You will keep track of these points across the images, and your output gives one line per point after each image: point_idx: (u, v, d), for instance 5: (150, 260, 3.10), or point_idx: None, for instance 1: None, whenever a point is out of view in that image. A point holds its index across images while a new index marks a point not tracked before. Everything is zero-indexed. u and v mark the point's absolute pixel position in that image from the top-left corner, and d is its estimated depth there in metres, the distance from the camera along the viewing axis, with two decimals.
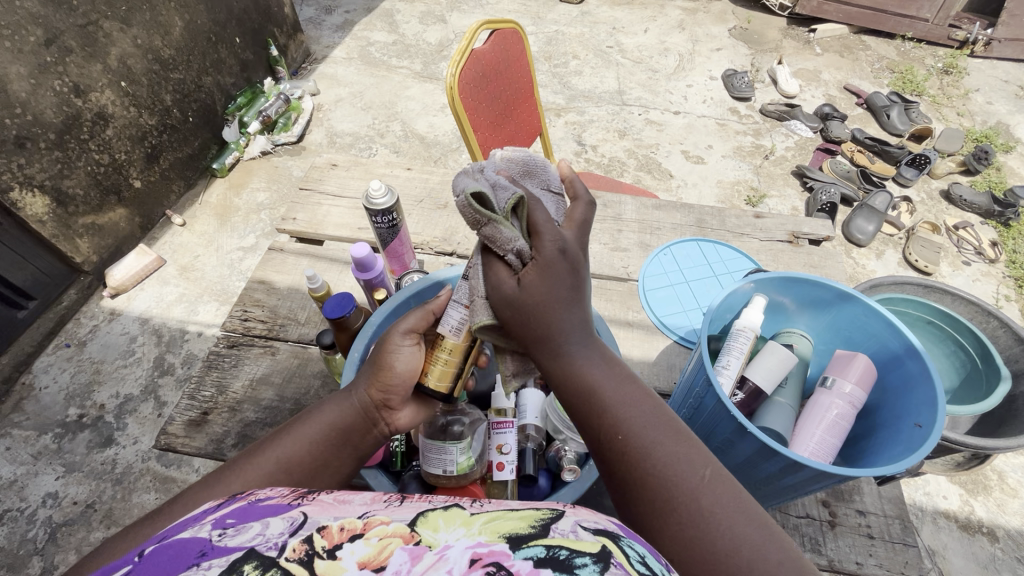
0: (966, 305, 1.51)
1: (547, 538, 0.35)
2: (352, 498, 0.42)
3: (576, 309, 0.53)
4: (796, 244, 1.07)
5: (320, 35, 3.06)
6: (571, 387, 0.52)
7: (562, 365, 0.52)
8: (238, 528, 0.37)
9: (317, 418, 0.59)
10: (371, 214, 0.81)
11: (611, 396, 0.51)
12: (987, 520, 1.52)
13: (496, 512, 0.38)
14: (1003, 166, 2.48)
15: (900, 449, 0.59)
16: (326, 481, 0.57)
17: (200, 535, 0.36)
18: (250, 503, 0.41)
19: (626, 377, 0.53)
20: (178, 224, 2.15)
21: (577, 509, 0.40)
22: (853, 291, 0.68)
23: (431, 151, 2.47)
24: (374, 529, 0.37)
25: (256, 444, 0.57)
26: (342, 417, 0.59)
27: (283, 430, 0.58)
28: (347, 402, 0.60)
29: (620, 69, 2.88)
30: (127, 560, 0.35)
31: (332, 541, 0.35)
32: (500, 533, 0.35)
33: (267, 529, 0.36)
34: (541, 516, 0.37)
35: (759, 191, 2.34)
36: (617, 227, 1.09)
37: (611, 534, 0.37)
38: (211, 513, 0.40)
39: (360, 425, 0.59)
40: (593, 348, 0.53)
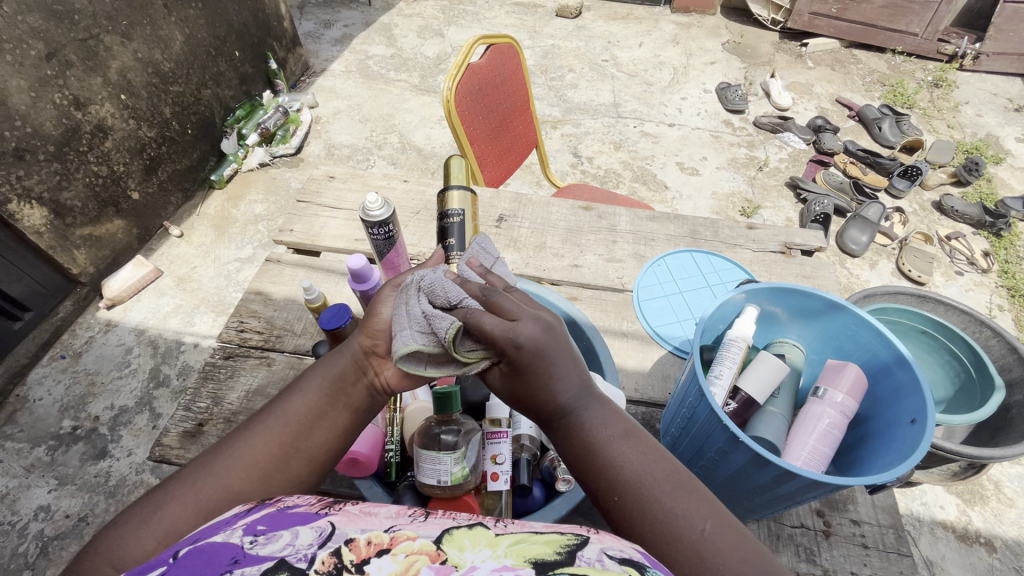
0: (960, 315, 1.52)
1: (573, 566, 0.35)
2: (379, 510, 0.43)
3: (570, 379, 0.53)
4: (788, 255, 1.08)
5: (319, 48, 3.10)
6: (569, 444, 0.54)
7: (567, 425, 0.54)
8: (269, 537, 0.37)
9: (310, 375, 0.60)
10: (368, 225, 0.82)
11: (613, 455, 0.52)
12: (984, 531, 1.52)
13: (522, 533, 0.39)
14: (994, 177, 2.51)
15: (891, 459, 0.59)
16: (327, 432, 0.58)
17: (232, 541, 0.37)
18: (280, 510, 0.42)
19: (631, 434, 0.54)
20: (175, 235, 2.15)
21: (603, 535, 0.40)
22: (843, 302, 0.69)
23: (428, 163, 2.49)
24: (401, 544, 0.37)
25: (257, 410, 0.59)
26: (332, 370, 0.60)
27: (280, 392, 0.60)
28: (336, 357, 0.61)
29: (615, 82, 2.92)
30: (162, 560, 0.36)
31: (360, 555, 0.36)
32: (525, 556, 0.36)
33: (297, 540, 0.37)
34: (566, 541, 0.38)
35: (754, 202, 2.36)
36: (612, 238, 1.10)
37: (636, 565, 0.37)
38: (242, 518, 0.41)
39: (351, 374, 0.60)
40: (602, 407, 0.55)
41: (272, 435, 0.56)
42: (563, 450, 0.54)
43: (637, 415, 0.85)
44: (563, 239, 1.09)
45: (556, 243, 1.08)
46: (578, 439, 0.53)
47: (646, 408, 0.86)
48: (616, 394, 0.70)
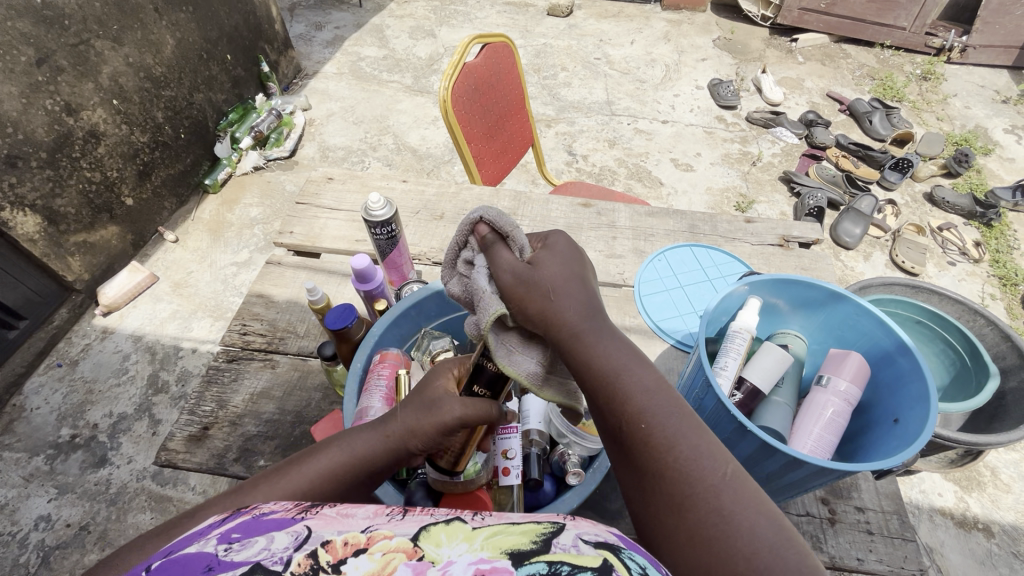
0: (954, 304, 1.54)
1: (549, 553, 0.36)
2: (356, 511, 0.42)
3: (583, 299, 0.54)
4: (787, 247, 1.09)
5: (311, 51, 3.09)
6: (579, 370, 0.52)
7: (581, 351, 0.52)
8: (244, 542, 0.38)
9: (343, 455, 0.55)
10: (370, 225, 0.82)
11: (633, 381, 0.51)
12: (982, 516, 1.54)
13: (499, 526, 0.39)
14: (983, 168, 2.54)
15: (896, 444, 0.60)
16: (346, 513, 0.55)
17: (206, 550, 0.38)
18: (255, 516, 0.42)
19: (647, 366, 0.53)
20: (170, 240, 2.14)
21: (579, 521, 0.41)
22: (844, 292, 0.70)
23: (423, 163, 2.49)
24: (378, 543, 0.38)
25: (262, 478, 0.53)
26: (364, 453, 0.55)
27: (295, 462, 0.54)
28: (373, 436, 0.56)
29: (607, 80, 2.93)
30: (136, 574, 0.37)
31: (336, 556, 0.36)
32: (502, 547, 0.36)
33: (272, 544, 0.37)
34: (542, 529, 0.39)
35: (748, 196, 2.38)
36: (612, 234, 1.10)
37: (611, 547, 0.38)
38: (217, 526, 0.41)
39: (382, 462, 0.56)
40: (612, 336, 0.53)
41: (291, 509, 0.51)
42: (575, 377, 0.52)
43: None
44: None
45: None
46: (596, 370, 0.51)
47: None
48: None
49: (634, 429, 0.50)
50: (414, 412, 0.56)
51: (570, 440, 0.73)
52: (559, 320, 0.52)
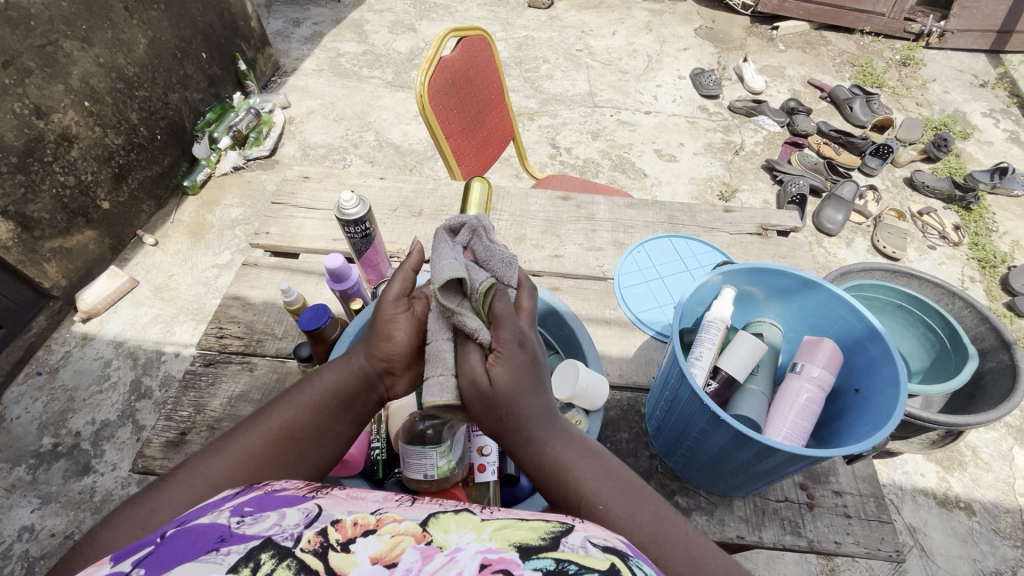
0: (933, 288, 1.56)
1: (557, 551, 0.36)
2: (365, 496, 0.44)
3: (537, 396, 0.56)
4: (765, 236, 1.09)
5: (289, 47, 3.04)
6: (539, 468, 0.56)
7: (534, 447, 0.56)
8: (256, 517, 0.38)
9: (315, 387, 0.61)
10: (343, 223, 0.81)
11: (577, 472, 0.55)
12: (963, 495, 1.57)
13: (506, 520, 0.40)
14: (962, 152, 2.57)
15: (868, 428, 0.61)
16: (333, 443, 0.60)
17: (219, 521, 0.38)
18: (267, 493, 0.42)
19: (587, 452, 0.57)
20: (150, 243, 2.10)
21: (587, 524, 0.42)
22: (818, 279, 0.71)
23: (405, 160, 2.46)
24: (387, 526, 0.38)
25: (249, 417, 0.59)
26: (341, 383, 0.60)
27: (279, 399, 0.60)
28: (347, 368, 0.61)
29: (590, 71, 2.92)
30: (148, 540, 0.37)
31: (345, 535, 0.37)
32: (511, 540, 0.37)
33: (284, 521, 0.38)
34: (551, 527, 0.39)
35: (731, 185, 2.39)
36: (591, 227, 1.10)
37: (619, 554, 0.38)
38: (230, 500, 0.42)
39: (359, 390, 0.61)
40: (556, 430, 0.57)
41: (274, 445, 0.57)
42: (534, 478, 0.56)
43: (623, 401, 0.86)
44: (543, 230, 1.09)
45: (536, 234, 1.08)
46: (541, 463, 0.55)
47: (631, 392, 0.87)
48: (599, 381, 0.71)
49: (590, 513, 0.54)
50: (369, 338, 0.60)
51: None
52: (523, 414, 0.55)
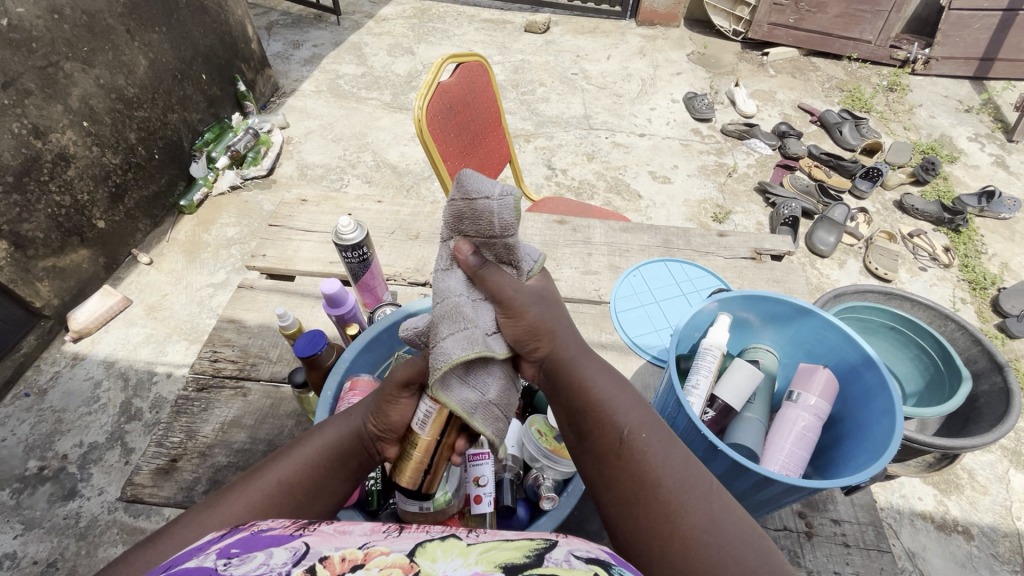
0: (925, 309, 1.59)
1: (542, 567, 0.37)
2: (352, 528, 0.43)
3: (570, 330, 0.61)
4: (759, 260, 1.10)
5: (289, 69, 3.08)
6: (574, 393, 0.59)
7: (574, 370, 0.59)
8: (243, 558, 0.37)
9: (312, 444, 0.59)
10: (342, 249, 0.81)
11: (615, 400, 0.58)
12: (962, 519, 1.56)
13: (492, 541, 0.40)
14: (949, 176, 2.61)
15: (866, 458, 0.60)
16: (326, 501, 0.58)
17: (205, 566, 0.37)
18: (253, 534, 0.42)
19: (626, 386, 0.60)
20: (144, 262, 2.10)
21: (571, 538, 0.42)
22: (812, 307, 0.71)
23: (403, 180, 2.48)
24: (375, 558, 0.38)
25: (241, 475, 0.56)
26: (340, 441, 0.60)
27: (271, 458, 0.58)
28: (345, 426, 0.61)
29: (585, 94, 2.97)
30: None
31: (333, 571, 0.36)
32: (497, 562, 0.37)
33: (270, 560, 0.37)
34: (535, 545, 0.40)
35: (725, 207, 2.41)
36: (587, 250, 1.11)
37: (603, 563, 0.39)
38: (214, 544, 0.41)
39: (359, 448, 0.60)
40: (597, 366, 0.62)
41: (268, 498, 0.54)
42: (569, 400, 0.59)
43: None
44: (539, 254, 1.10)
45: None
46: (580, 386, 0.59)
47: None
48: None
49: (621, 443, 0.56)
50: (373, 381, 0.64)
51: (543, 465, 0.71)
52: (561, 344, 0.60)
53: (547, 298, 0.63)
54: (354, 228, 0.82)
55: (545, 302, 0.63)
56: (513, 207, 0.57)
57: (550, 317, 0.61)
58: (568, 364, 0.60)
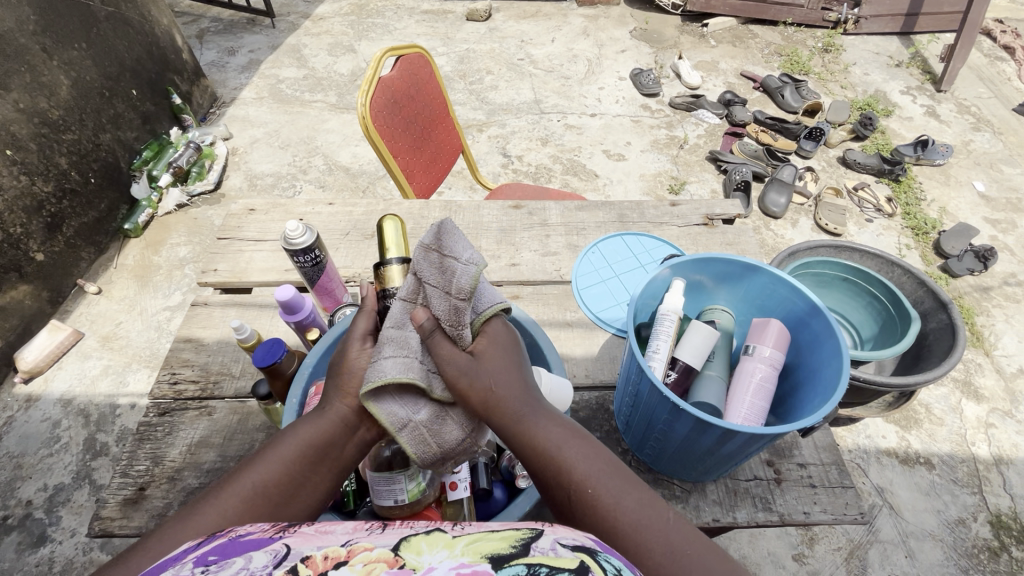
0: (873, 258, 1.67)
1: (528, 556, 0.37)
2: (334, 528, 0.43)
3: (512, 380, 0.59)
4: (711, 225, 1.13)
5: (226, 77, 2.97)
6: (522, 450, 0.58)
7: (519, 427, 0.57)
8: (221, 565, 0.37)
9: (290, 440, 0.57)
10: (292, 254, 0.80)
11: (566, 453, 0.57)
12: (922, 451, 1.66)
13: (477, 533, 0.40)
14: (886, 129, 2.73)
15: (818, 400, 0.64)
16: (309, 495, 0.56)
17: (183, 574, 0.37)
18: (232, 539, 0.41)
19: (576, 433, 0.59)
20: (93, 292, 2.01)
21: (556, 527, 0.43)
22: (758, 263, 0.74)
23: (357, 181, 2.44)
24: (359, 555, 0.38)
25: (223, 477, 0.56)
26: (318, 433, 0.57)
27: (253, 457, 0.57)
28: (321, 419, 0.58)
29: (533, 79, 2.97)
30: None
31: (316, 570, 0.36)
32: (483, 552, 0.37)
33: (251, 564, 0.37)
34: (521, 535, 0.40)
35: (679, 179, 2.46)
36: (545, 232, 1.12)
37: (588, 550, 0.40)
38: (192, 552, 0.40)
39: (337, 437, 0.58)
40: (548, 414, 0.60)
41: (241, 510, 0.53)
42: (518, 458, 0.58)
43: (591, 401, 0.87)
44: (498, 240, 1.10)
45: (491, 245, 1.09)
46: (526, 445, 0.57)
47: (598, 391, 0.88)
48: (563, 384, 0.72)
49: (574, 499, 0.55)
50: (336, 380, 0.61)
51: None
52: (502, 409, 0.57)
53: (494, 351, 0.61)
54: (304, 231, 0.80)
55: (493, 359, 0.60)
56: (474, 275, 0.57)
57: (498, 375, 0.59)
58: (516, 429, 0.57)
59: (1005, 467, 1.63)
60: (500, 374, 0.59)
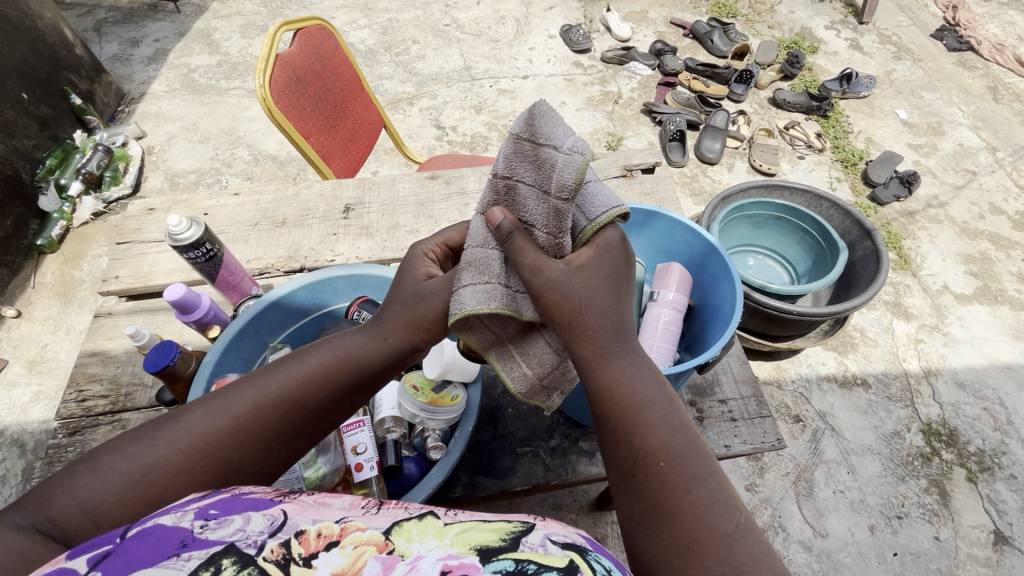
0: (802, 195, 1.73)
1: (516, 551, 0.37)
2: (332, 501, 0.44)
3: (608, 312, 0.56)
4: (629, 177, 1.13)
5: (132, 71, 2.76)
6: (605, 400, 0.54)
7: (606, 376, 0.54)
8: (220, 521, 0.39)
9: (332, 357, 0.57)
10: (180, 250, 0.75)
11: (650, 415, 0.53)
12: (859, 373, 1.75)
13: (470, 522, 0.41)
14: (814, 66, 2.77)
15: (719, 335, 0.65)
16: (334, 413, 0.57)
17: (184, 524, 0.39)
18: (234, 495, 0.43)
19: (669, 400, 0.54)
20: (11, 315, 1.88)
21: (549, 522, 0.43)
22: (656, 208, 0.73)
23: (287, 169, 2.33)
24: (350, 535, 0.39)
25: (262, 368, 0.56)
26: (363, 353, 0.58)
27: (297, 356, 0.57)
28: (372, 338, 0.58)
29: (461, 45, 2.87)
30: (109, 538, 0.38)
31: (308, 548, 0.38)
32: (472, 544, 0.38)
33: (247, 525, 0.39)
34: (512, 528, 0.40)
35: (616, 134, 2.45)
36: (463, 201, 1.09)
37: (577, 548, 0.39)
38: (197, 500, 0.43)
39: (380, 357, 0.58)
40: (638, 360, 0.57)
41: (236, 429, 0.51)
42: (599, 408, 0.55)
43: None
44: (415, 214, 1.07)
45: (409, 220, 1.06)
46: (609, 395, 0.54)
47: None
48: None
49: (639, 463, 0.51)
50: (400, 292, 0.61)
51: (423, 418, 0.70)
52: (580, 340, 0.55)
53: (596, 269, 0.57)
54: (191, 225, 0.75)
55: (589, 276, 0.57)
56: (579, 165, 0.55)
57: (596, 296, 0.56)
58: (595, 360, 0.55)
59: (934, 378, 1.74)
60: (599, 295, 0.56)
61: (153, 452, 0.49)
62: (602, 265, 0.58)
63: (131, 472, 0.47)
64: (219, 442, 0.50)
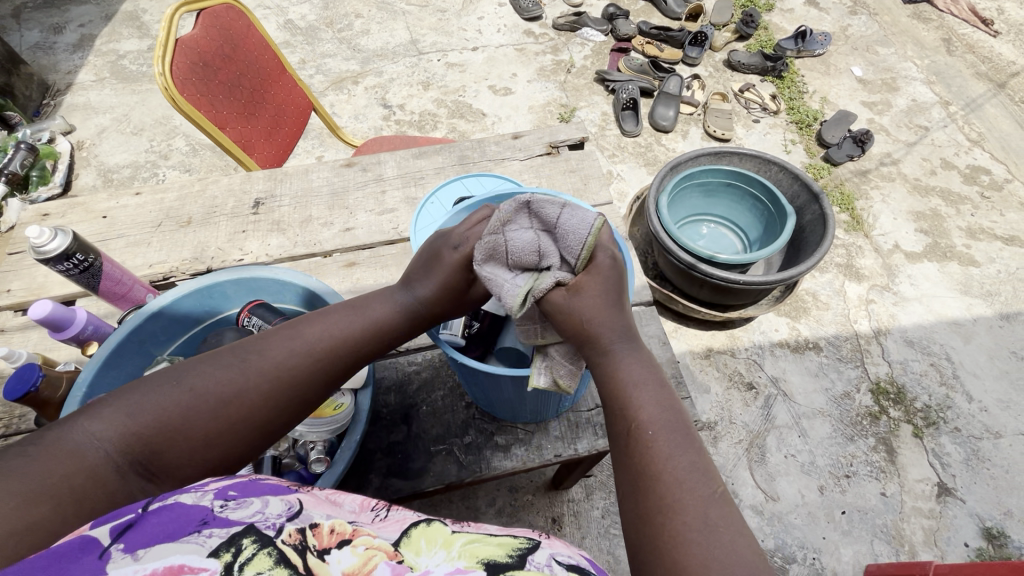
0: (751, 159, 1.67)
1: (523, 569, 0.40)
2: (342, 502, 0.47)
3: (610, 315, 0.60)
4: (554, 154, 1.08)
5: (55, 61, 2.59)
6: (603, 382, 0.58)
7: (606, 361, 0.58)
8: (239, 503, 0.40)
9: (377, 307, 0.64)
10: (47, 263, 0.69)
11: (641, 394, 0.55)
12: (811, 336, 1.76)
13: (477, 535, 0.44)
14: (769, 24, 2.70)
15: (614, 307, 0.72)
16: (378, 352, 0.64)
17: (204, 503, 0.40)
18: (251, 481, 0.45)
19: (662, 385, 0.56)
20: None
21: (554, 541, 0.46)
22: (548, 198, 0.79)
23: (227, 159, 2.23)
24: (362, 536, 0.41)
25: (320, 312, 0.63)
26: (403, 306, 0.65)
27: (349, 306, 0.64)
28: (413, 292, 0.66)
29: (407, 18, 2.74)
30: (132, 508, 0.38)
31: (322, 543, 0.39)
32: (478, 558, 0.41)
33: (266, 510, 0.40)
34: (518, 544, 0.43)
35: (569, 105, 2.38)
36: (380, 188, 1.04)
37: (582, 570, 0.42)
38: (214, 481, 0.44)
39: (417, 308, 0.66)
40: (640, 354, 0.59)
41: (254, 382, 0.55)
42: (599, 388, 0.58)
43: (435, 359, 0.85)
44: (329, 205, 1.02)
45: (322, 212, 1.01)
46: (607, 379, 0.57)
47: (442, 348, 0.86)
48: None
49: (631, 434, 0.53)
50: (439, 273, 0.65)
51: (303, 431, 0.66)
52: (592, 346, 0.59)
53: (598, 283, 0.61)
54: (54, 235, 0.69)
55: (589, 293, 0.61)
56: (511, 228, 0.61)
57: (602, 310, 0.60)
58: (599, 354, 0.59)
59: (884, 337, 1.76)
60: (602, 311, 0.60)
61: (173, 395, 0.51)
62: (603, 280, 0.62)
63: (153, 410, 0.50)
64: (260, 387, 0.55)
